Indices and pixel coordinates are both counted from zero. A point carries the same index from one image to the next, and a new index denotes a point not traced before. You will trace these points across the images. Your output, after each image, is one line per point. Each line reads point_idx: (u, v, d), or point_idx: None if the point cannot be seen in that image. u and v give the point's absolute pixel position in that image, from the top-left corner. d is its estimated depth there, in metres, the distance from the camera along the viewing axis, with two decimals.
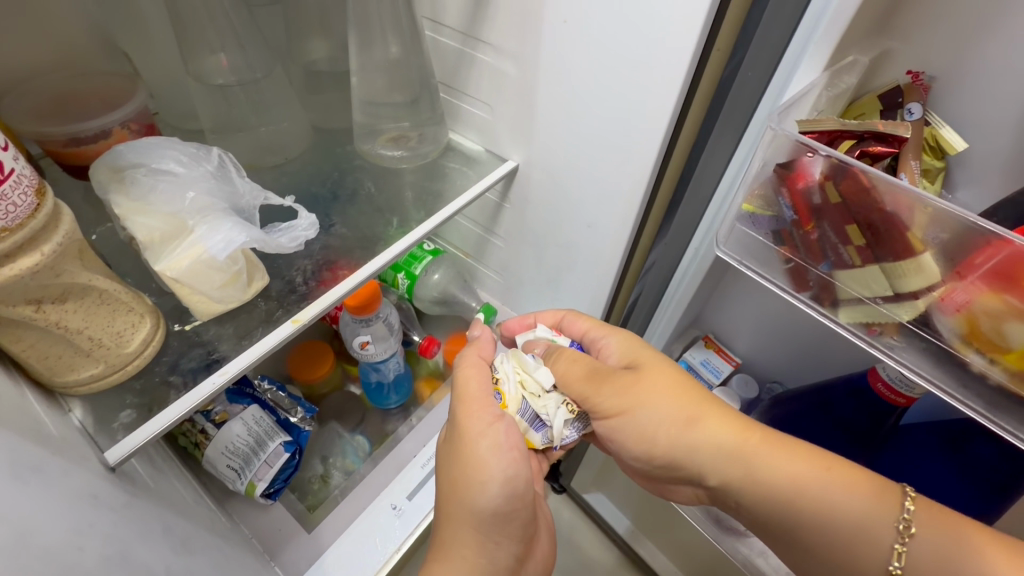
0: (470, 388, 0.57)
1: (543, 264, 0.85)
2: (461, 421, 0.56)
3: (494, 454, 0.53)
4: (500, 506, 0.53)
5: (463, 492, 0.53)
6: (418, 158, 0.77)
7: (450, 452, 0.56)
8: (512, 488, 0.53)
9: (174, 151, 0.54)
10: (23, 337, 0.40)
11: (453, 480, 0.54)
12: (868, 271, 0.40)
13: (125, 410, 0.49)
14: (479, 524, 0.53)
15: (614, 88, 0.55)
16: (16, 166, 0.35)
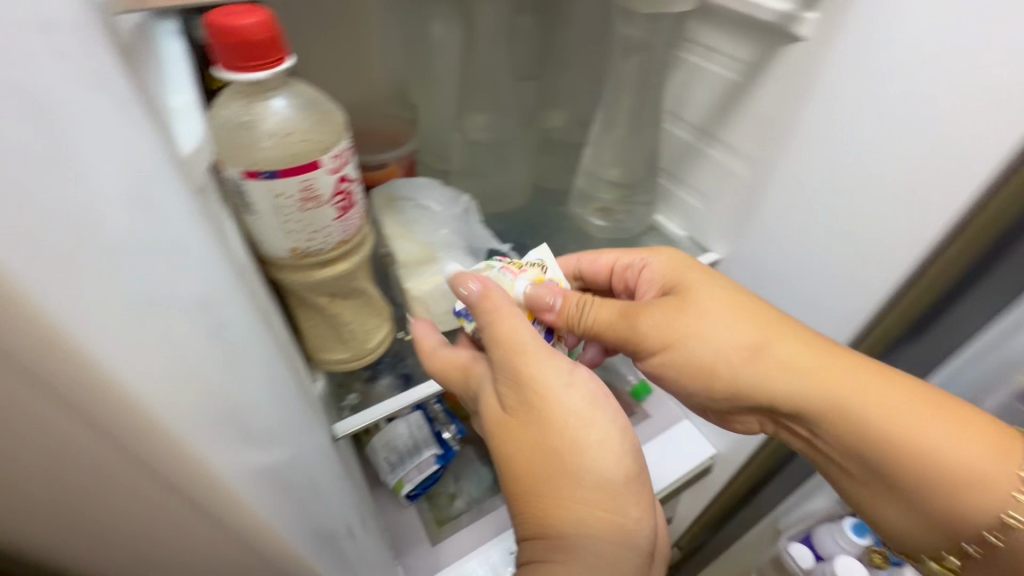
0: (513, 331, 0.43)
1: None
2: (520, 385, 0.42)
3: (594, 414, 0.43)
4: (619, 485, 0.42)
5: (566, 484, 0.41)
6: (620, 230, 0.81)
7: (516, 438, 0.42)
8: (608, 445, 0.42)
9: (437, 193, 0.66)
10: (314, 317, 0.51)
11: (550, 468, 0.41)
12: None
13: (350, 393, 0.59)
14: (601, 483, 0.41)
15: (860, 212, 0.54)
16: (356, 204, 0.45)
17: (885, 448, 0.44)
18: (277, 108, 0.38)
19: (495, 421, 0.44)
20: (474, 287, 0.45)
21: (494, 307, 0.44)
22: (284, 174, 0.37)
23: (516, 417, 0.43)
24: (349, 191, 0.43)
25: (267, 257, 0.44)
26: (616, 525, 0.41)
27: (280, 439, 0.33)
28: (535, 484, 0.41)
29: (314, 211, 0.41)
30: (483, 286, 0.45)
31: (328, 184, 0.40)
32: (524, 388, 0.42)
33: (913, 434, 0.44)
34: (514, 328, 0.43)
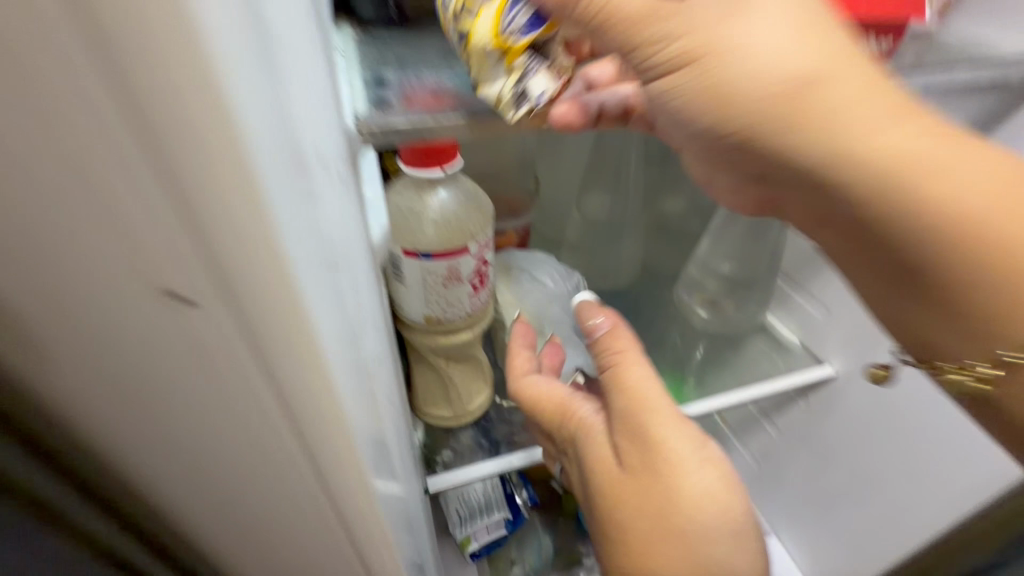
0: (629, 379, 0.45)
1: (825, 479, 0.78)
2: (648, 450, 0.42)
3: (722, 496, 0.42)
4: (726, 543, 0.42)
5: (666, 553, 0.41)
6: (727, 326, 0.80)
7: (627, 500, 0.43)
8: (722, 510, 0.42)
9: (551, 268, 0.69)
10: (427, 373, 0.56)
11: (654, 535, 0.42)
12: (895, 165, 0.33)
13: (445, 449, 0.62)
14: (711, 546, 0.41)
15: None
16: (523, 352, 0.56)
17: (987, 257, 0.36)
18: (441, 197, 0.44)
19: (599, 477, 0.45)
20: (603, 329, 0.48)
21: (634, 390, 0.44)
22: (436, 256, 0.42)
23: (621, 485, 0.43)
24: (483, 272, 0.47)
25: (403, 317, 0.49)
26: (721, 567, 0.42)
27: (397, 501, 0.36)
28: (636, 547, 0.42)
29: (452, 287, 0.45)
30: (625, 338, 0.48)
31: (468, 265, 0.44)
32: (646, 448, 0.42)
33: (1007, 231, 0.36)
34: (632, 383, 0.45)
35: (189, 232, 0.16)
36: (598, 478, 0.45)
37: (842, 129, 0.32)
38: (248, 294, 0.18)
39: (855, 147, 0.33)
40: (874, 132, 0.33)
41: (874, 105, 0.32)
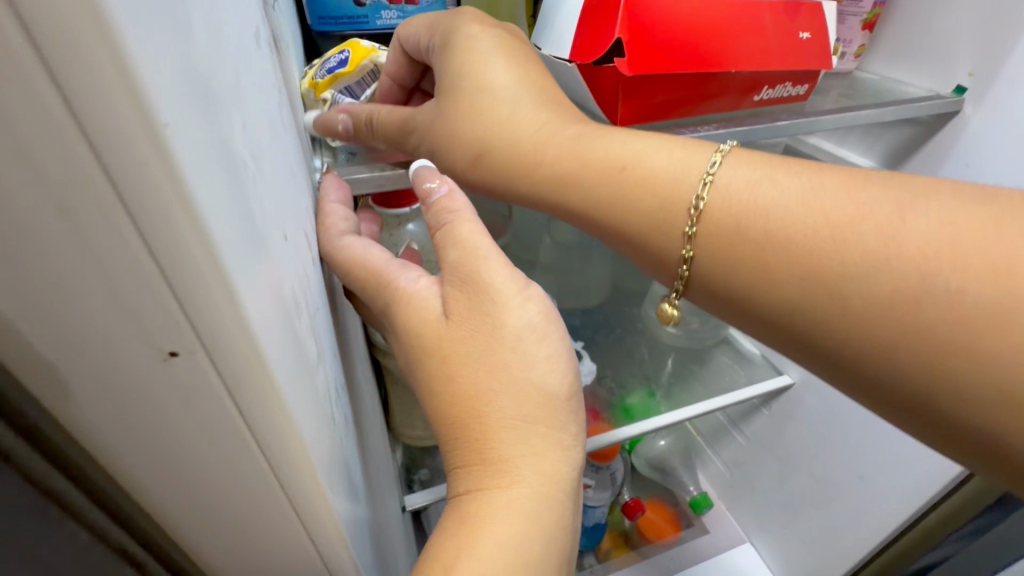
0: (459, 231, 0.29)
1: (789, 484, 0.82)
2: (467, 278, 0.27)
3: (545, 339, 0.27)
4: (559, 409, 0.27)
5: (511, 410, 0.26)
6: (692, 341, 0.84)
7: (456, 353, 0.26)
8: (551, 362, 0.27)
9: None
10: (402, 396, 0.59)
11: (486, 390, 0.26)
12: (636, 195, 0.31)
13: (422, 468, 0.64)
14: (537, 415, 0.26)
15: None
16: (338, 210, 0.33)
17: (834, 305, 0.28)
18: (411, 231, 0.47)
19: (411, 339, 0.28)
20: (443, 196, 0.31)
21: (456, 218, 0.30)
22: None
23: (453, 325, 0.27)
24: None
25: (377, 342, 0.52)
26: (557, 445, 0.27)
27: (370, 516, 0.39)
28: (471, 412, 0.26)
29: None
30: (455, 198, 0.30)
31: None
32: (475, 287, 0.27)
33: (834, 308, 0.28)
34: (454, 227, 0.29)
35: (102, 206, 0.11)
36: (407, 326, 0.28)
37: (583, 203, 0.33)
38: (191, 304, 0.12)
39: (575, 185, 0.33)
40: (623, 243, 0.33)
41: (601, 140, 0.33)
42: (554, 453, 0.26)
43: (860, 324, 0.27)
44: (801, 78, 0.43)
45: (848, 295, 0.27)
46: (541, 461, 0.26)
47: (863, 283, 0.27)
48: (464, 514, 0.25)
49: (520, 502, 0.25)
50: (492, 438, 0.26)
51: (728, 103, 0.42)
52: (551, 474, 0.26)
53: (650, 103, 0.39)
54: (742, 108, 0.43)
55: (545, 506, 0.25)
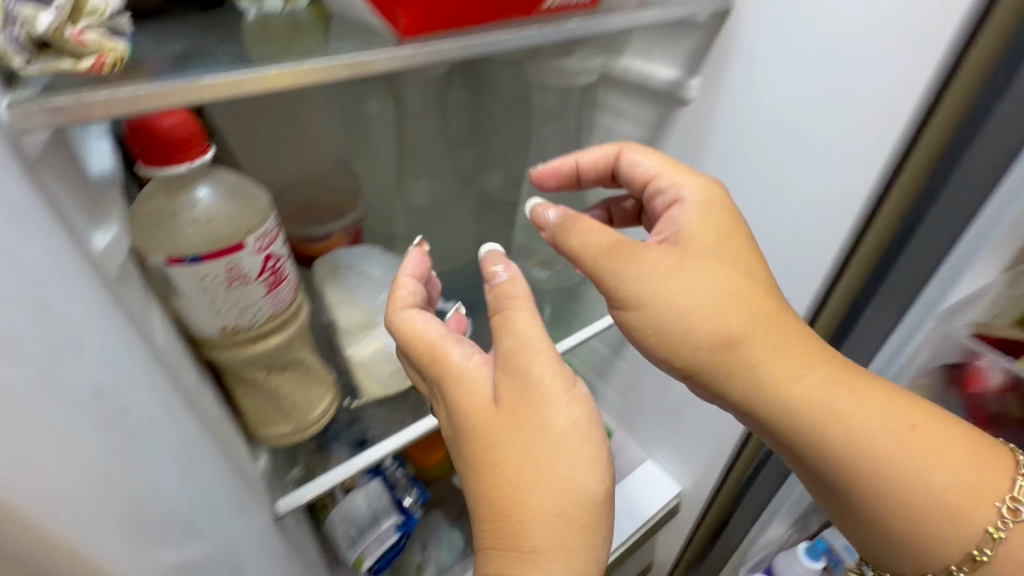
0: (512, 324, 0.40)
1: (670, 394, 0.87)
2: (506, 399, 0.38)
3: (586, 437, 0.38)
4: (592, 506, 0.37)
5: (547, 500, 0.36)
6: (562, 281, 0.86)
7: (498, 443, 0.38)
8: (587, 469, 0.38)
9: (377, 259, 0.69)
10: (250, 393, 0.52)
11: (528, 493, 0.37)
12: (706, 240, 0.46)
13: (295, 467, 0.58)
14: (568, 505, 0.37)
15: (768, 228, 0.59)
16: (410, 287, 0.46)
17: (749, 356, 0.45)
18: (201, 197, 0.41)
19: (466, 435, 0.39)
20: (504, 279, 0.43)
21: (525, 308, 0.41)
22: (207, 258, 0.39)
23: (506, 438, 0.38)
24: (277, 267, 0.45)
25: (195, 334, 0.45)
26: (582, 538, 0.37)
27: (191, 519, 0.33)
28: (519, 508, 0.37)
29: (241, 289, 0.43)
30: (512, 276, 0.43)
31: (253, 263, 0.42)
32: (530, 391, 0.38)
33: (759, 357, 0.45)
34: (510, 320, 0.40)
35: None
36: (456, 419, 0.40)
37: (683, 304, 0.44)
38: None
39: (692, 241, 0.46)
40: (677, 343, 0.45)
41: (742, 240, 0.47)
42: (585, 551, 0.37)
43: (753, 370, 0.45)
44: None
45: (753, 348, 0.45)
46: (569, 557, 0.36)
47: (857, 414, 0.45)
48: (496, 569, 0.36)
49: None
50: (527, 530, 0.36)
51: (518, 10, 0.41)
52: (579, 570, 0.36)
53: (432, 11, 0.37)
54: (535, 15, 0.42)
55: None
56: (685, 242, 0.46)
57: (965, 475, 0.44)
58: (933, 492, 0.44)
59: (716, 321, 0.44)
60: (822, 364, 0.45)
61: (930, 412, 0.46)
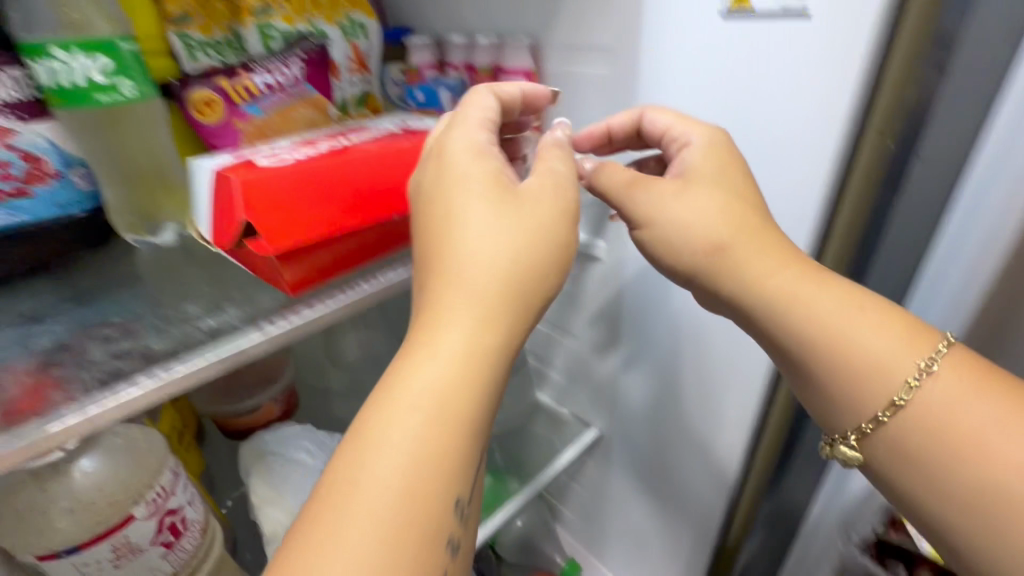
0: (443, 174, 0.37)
1: (632, 524, 0.84)
2: (518, 222, 0.35)
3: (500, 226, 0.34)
4: (488, 347, 0.32)
5: (472, 307, 0.33)
6: (506, 419, 0.85)
7: (444, 209, 0.35)
8: (466, 355, 0.31)
9: (307, 441, 0.65)
10: None
11: (466, 274, 0.33)
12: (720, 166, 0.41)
13: None
14: (465, 310, 0.32)
15: (685, 375, 0.61)
16: (488, 99, 0.40)
17: (735, 271, 0.40)
18: (86, 467, 0.39)
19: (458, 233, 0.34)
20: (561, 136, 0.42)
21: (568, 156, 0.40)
22: (86, 545, 0.36)
23: (485, 260, 0.33)
24: (175, 522, 0.41)
25: None
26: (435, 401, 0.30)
27: None
28: (448, 279, 0.33)
29: (131, 563, 0.38)
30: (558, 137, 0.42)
31: (144, 531, 0.38)
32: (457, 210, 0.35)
33: (748, 259, 0.39)
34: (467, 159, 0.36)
35: None
36: (430, 180, 0.37)
37: (672, 218, 0.42)
38: None
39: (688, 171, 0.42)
40: (670, 243, 0.42)
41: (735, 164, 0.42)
42: (485, 334, 0.32)
43: (731, 245, 0.40)
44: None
45: (736, 259, 0.40)
46: (451, 347, 0.31)
47: (823, 315, 0.37)
48: (411, 379, 0.30)
49: (418, 461, 0.28)
50: (439, 343, 0.31)
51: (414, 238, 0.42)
52: (465, 391, 0.30)
53: (321, 266, 0.36)
54: None
55: (438, 486, 0.28)
56: (690, 173, 0.42)
57: (984, 407, 0.33)
58: (870, 355, 0.36)
59: (700, 240, 0.41)
60: (793, 268, 0.38)
61: (903, 319, 0.36)
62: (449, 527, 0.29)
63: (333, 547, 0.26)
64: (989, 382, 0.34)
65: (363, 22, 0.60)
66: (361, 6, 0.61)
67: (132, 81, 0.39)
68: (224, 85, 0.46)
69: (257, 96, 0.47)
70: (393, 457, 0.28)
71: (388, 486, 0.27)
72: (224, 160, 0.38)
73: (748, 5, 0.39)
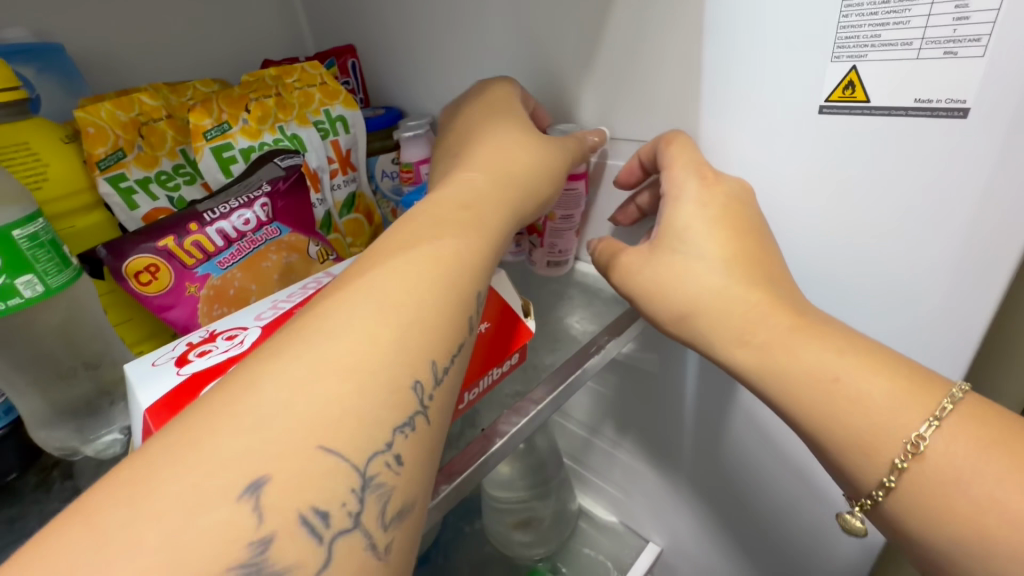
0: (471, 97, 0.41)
1: None
2: (499, 166, 0.34)
3: (498, 148, 0.36)
4: (445, 278, 0.26)
5: (435, 239, 0.28)
6: (549, 537, 0.69)
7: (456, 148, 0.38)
8: (411, 287, 0.25)
9: None
10: None
11: (467, 175, 0.34)
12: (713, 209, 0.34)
13: None
14: (432, 226, 0.29)
15: (769, 524, 0.55)
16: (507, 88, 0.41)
17: (748, 343, 0.32)
18: None
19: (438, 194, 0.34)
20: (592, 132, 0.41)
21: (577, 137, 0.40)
22: None
23: (448, 199, 0.32)
24: None
25: None
26: (428, 270, 0.26)
27: None
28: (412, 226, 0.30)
29: None
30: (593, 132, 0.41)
31: None
32: (469, 122, 0.39)
33: (728, 301, 0.32)
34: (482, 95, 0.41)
35: None
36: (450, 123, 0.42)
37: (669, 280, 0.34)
38: None
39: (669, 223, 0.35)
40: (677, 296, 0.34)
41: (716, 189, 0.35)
42: (483, 211, 0.31)
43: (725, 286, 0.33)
44: None
45: (733, 311, 0.32)
46: (433, 238, 0.28)
47: (863, 400, 0.28)
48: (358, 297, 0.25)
49: (355, 365, 0.22)
50: (385, 263, 0.27)
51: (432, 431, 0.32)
52: (382, 343, 0.23)
53: None
54: (452, 416, 0.33)
55: (371, 409, 0.21)
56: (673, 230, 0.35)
57: (969, 454, 0.26)
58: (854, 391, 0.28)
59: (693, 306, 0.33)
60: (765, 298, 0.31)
61: (890, 361, 0.29)
62: (379, 458, 0.21)
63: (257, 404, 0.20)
64: (995, 451, 0.25)
65: (342, 115, 0.50)
66: (340, 96, 0.50)
67: (37, 277, 0.29)
68: (168, 244, 0.35)
69: (213, 252, 0.37)
70: (320, 359, 0.22)
71: (275, 436, 0.19)
72: (202, 332, 0.32)
73: (861, 97, 0.29)
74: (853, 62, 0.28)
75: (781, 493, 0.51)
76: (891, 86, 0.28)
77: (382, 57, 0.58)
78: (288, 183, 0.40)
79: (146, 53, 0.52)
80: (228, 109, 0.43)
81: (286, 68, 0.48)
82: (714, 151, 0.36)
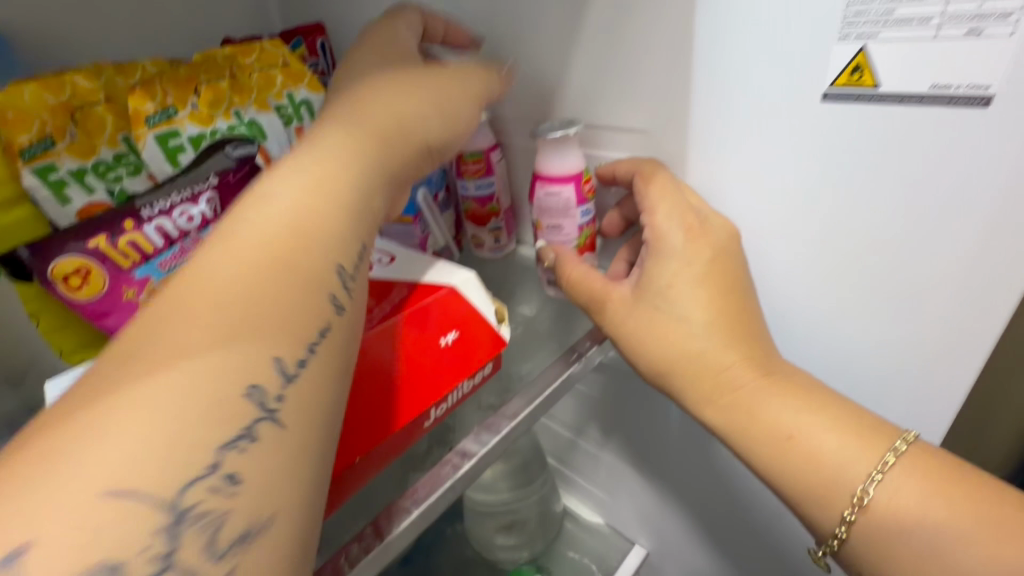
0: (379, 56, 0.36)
1: None
2: (384, 123, 0.29)
3: (387, 110, 0.30)
4: (286, 269, 0.22)
5: (290, 212, 0.24)
6: (532, 539, 0.67)
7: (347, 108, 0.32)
8: (243, 282, 0.21)
9: None
10: None
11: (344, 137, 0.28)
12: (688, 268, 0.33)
13: None
14: (280, 203, 0.24)
15: (762, 532, 0.53)
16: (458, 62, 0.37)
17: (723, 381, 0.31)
18: None
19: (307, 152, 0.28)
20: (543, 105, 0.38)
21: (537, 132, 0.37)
22: None
23: (319, 158, 0.27)
24: None
25: None
26: (266, 263, 0.22)
27: None
28: (256, 197, 0.24)
29: None
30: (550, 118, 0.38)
31: None
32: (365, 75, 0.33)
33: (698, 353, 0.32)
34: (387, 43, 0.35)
35: None
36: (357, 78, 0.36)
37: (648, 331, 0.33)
38: None
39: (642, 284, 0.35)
40: (652, 346, 0.33)
41: (692, 236, 0.34)
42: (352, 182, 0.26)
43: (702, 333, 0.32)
44: (438, 330, 0.31)
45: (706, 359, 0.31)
46: (278, 218, 0.23)
47: (823, 450, 0.29)
48: (182, 292, 0.21)
49: (145, 407, 0.17)
50: (222, 248, 0.22)
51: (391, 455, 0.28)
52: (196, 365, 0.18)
53: None
54: (417, 436, 0.30)
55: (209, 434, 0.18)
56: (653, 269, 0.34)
57: (929, 503, 0.26)
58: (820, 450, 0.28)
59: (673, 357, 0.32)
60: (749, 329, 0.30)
61: (858, 417, 0.29)
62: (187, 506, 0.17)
63: (90, 445, 0.16)
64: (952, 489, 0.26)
65: (307, 99, 0.45)
66: (305, 78, 0.46)
67: None
68: (99, 245, 0.31)
69: (152, 253, 0.33)
70: (133, 382, 0.18)
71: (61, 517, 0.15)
72: None
73: (871, 83, 0.26)
74: (862, 43, 0.26)
75: (772, 509, 0.51)
76: (904, 70, 0.25)
77: (353, 37, 0.54)
78: (238, 176, 0.36)
79: (88, 23, 0.47)
80: (173, 92, 0.39)
81: (243, 48, 0.43)
82: (709, 141, 0.33)
